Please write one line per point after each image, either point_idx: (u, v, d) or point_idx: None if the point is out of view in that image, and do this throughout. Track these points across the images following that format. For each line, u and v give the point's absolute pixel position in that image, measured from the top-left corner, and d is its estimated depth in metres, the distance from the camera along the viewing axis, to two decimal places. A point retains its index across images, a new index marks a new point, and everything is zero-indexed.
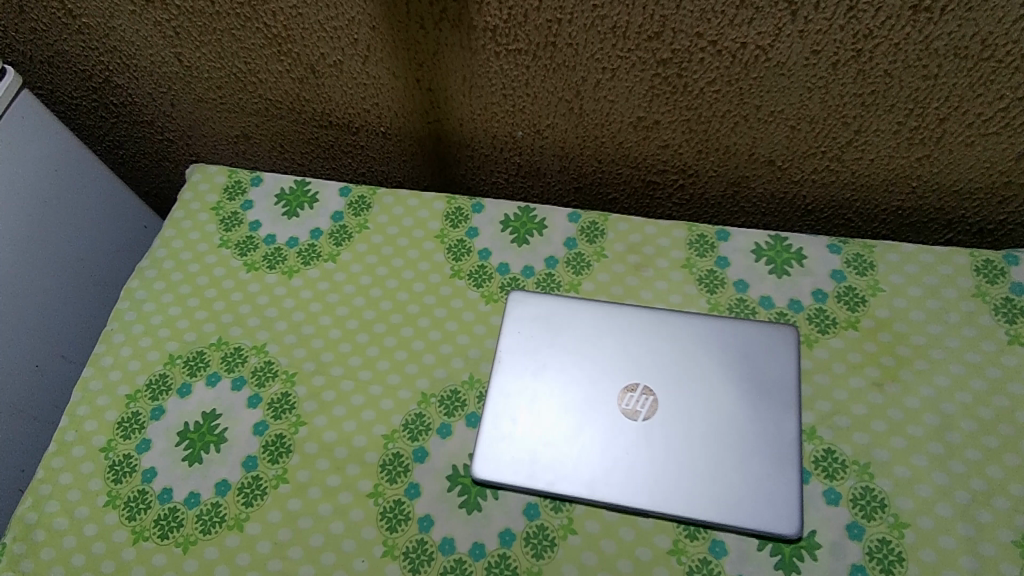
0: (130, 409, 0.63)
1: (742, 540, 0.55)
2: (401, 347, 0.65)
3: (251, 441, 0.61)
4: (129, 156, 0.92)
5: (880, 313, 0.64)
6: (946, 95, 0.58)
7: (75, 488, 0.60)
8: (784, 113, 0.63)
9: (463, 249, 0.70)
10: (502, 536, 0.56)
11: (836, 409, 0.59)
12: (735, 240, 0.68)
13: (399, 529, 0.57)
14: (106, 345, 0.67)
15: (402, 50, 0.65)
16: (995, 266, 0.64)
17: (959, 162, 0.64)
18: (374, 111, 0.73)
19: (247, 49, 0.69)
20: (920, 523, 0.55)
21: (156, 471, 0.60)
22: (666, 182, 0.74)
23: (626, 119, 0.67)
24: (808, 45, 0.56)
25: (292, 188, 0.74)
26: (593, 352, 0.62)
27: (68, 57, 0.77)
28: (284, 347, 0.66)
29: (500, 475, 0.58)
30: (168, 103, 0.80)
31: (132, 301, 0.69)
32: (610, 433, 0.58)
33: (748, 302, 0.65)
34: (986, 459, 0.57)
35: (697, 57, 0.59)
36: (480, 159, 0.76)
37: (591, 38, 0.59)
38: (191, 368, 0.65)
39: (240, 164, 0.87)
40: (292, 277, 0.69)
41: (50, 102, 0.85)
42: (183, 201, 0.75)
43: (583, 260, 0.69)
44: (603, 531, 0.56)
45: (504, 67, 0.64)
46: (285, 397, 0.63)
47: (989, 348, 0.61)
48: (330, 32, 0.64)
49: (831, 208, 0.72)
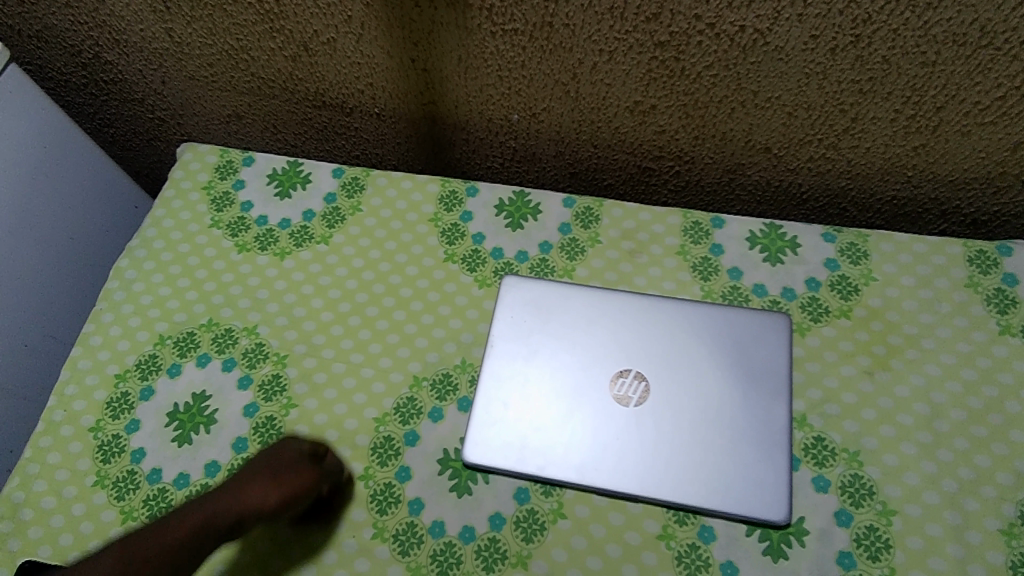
0: (120, 388, 0.63)
1: (731, 526, 0.55)
2: (393, 331, 0.65)
3: (241, 422, 0.61)
4: (120, 135, 0.91)
5: (872, 302, 0.64)
6: (944, 83, 0.58)
7: (63, 468, 0.59)
8: (781, 99, 0.63)
9: (457, 233, 0.69)
10: (492, 520, 0.56)
11: (827, 396, 0.60)
12: (729, 228, 0.68)
13: (389, 511, 0.57)
14: (94, 324, 0.66)
15: (397, 28, 0.64)
16: (988, 257, 0.64)
17: (955, 152, 0.64)
18: (369, 91, 0.72)
19: (239, 25, 0.68)
20: (908, 511, 0.55)
21: (145, 452, 0.60)
22: (661, 169, 0.74)
23: (622, 103, 0.67)
24: (807, 29, 0.55)
25: (284, 168, 0.73)
26: (585, 338, 0.62)
27: (57, 31, 0.76)
28: (275, 329, 0.65)
29: (491, 459, 0.58)
30: (160, 80, 0.78)
31: (121, 281, 0.68)
32: (601, 419, 0.58)
33: (741, 290, 0.65)
34: (974, 449, 0.57)
35: (695, 40, 0.58)
36: (475, 142, 0.76)
37: (588, 19, 0.58)
38: (181, 349, 0.64)
39: (233, 144, 0.86)
40: (284, 259, 0.69)
41: (39, 78, 0.84)
42: (173, 179, 0.74)
43: (577, 245, 0.68)
44: (592, 516, 0.56)
45: (500, 48, 0.63)
46: (276, 379, 0.63)
47: (980, 338, 0.61)
48: (323, 9, 0.63)
49: (826, 197, 0.72)
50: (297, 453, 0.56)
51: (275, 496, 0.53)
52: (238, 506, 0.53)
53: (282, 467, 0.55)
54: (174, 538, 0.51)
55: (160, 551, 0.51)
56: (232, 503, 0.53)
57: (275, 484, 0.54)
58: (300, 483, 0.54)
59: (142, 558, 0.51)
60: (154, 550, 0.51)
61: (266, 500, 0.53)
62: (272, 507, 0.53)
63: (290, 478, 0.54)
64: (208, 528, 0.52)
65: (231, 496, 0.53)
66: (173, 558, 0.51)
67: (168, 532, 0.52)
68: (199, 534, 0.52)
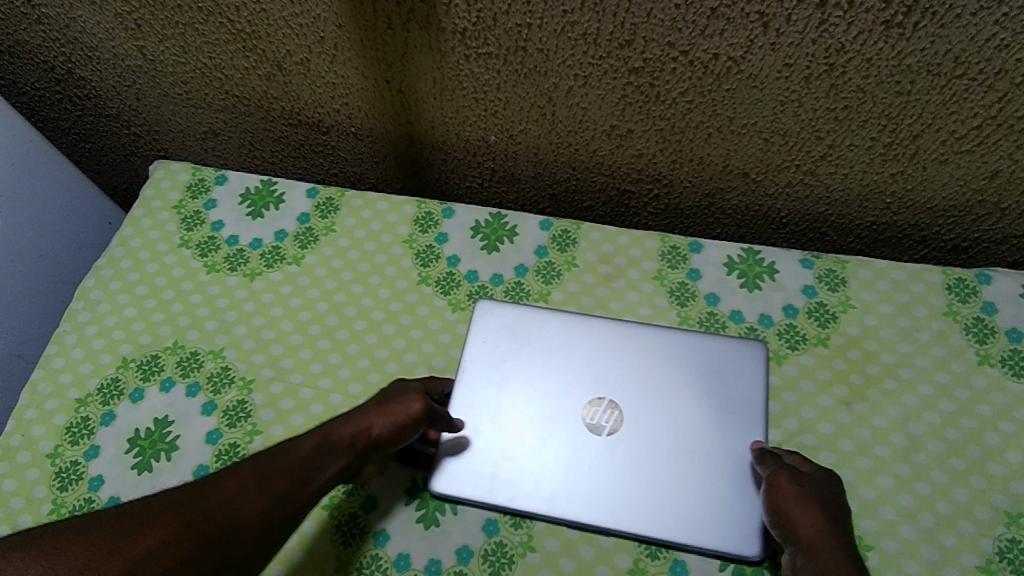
0: (80, 413, 0.61)
1: (704, 562, 0.54)
2: (363, 355, 0.63)
3: (203, 449, 0.59)
4: (96, 150, 0.90)
5: (850, 330, 0.63)
6: (920, 112, 0.57)
7: (19, 495, 0.58)
8: (757, 126, 0.62)
9: (432, 255, 0.68)
10: (459, 553, 0.55)
11: (803, 427, 0.59)
12: (707, 252, 0.67)
13: (354, 543, 0.55)
14: (56, 346, 0.65)
15: (370, 50, 0.63)
16: (967, 285, 0.63)
17: (934, 180, 0.63)
18: (344, 111, 0.72)
19: (212, 44, 0.67)
20: (884, 546, 0.54)
21: (103, 480, 0.58)
22: (641, 192, 0.73)
23: (599, 127, 0.66)
24: (781, 58, 0.55)
25: (257, 187, 0.72)
26: (559, 365, 0.60)
27: (29, 47, 0.74)
28: (243, 353, 0.64)
29: (459, 489, 0.56)
30: (134, 97, 0.77)
31: (86, 301, 0.67)
32: (573, 448, 0.57)
33: (718, 316, 0.64)
34: (953, 482, 0.56)
35: (669, 67, 0.58)
36: (453, 163, 0.75)
37: (561, 44, 0.58)
38: (144, 373, 0.63)
39: (209, 161, 0.86)
40: (253, 280, 0.67)
41: (12, 93, 0.83)
42: (144, 198, 0.73)
43: (553, 269, 0.67)
44: (563, 549, 0.55)
45: (475, 71, 0.62)
46: (241, 405, 0.61)
47: (959, 368, 0.60)
48: (296, 29, 0.62)
49: (806, 222, 0.72)
50: (403, 389, 0.56)
51: (383, 423, 0.53)
52: (349, 431, 0.52)
53: (388, 397, 0.55)
54: (299, 459, 0.50)
55: (287, 470, 0.49)
56: (344, 428, 0.52)
57: (382, 411, 0.53)
58: (407, 411, 0.53)
59: (276, 475, 0.48)
60: (285, 471, 0.49)
61: (375, 426, 0.53)
62: (380, 435, 0.53)
63: (395, 406, 0.54)
64: (328, 452, 0.51)
65: (342, 423, 0.53)
66: (301, 478, 0.49)
67: (291, 454, 0.50)
68: (321, 459, 0.51)
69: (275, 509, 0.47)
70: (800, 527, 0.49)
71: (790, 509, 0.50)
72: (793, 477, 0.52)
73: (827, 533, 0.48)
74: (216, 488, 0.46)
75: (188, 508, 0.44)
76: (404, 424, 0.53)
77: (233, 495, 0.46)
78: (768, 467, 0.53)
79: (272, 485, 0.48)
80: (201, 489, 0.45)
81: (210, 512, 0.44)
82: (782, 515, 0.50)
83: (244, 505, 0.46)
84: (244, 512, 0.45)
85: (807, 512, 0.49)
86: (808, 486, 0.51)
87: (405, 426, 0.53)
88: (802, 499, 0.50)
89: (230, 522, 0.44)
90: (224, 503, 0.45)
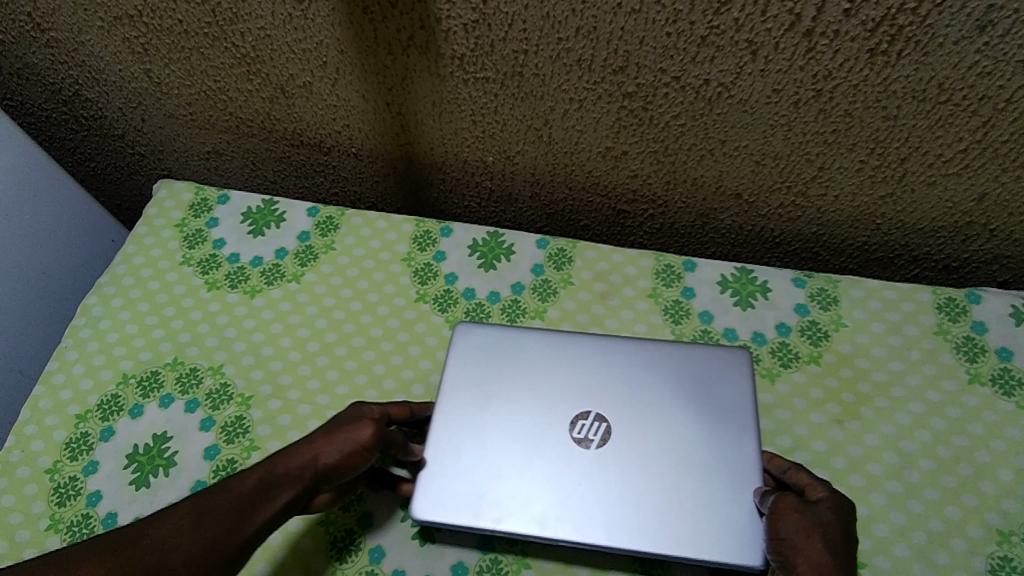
0: (80, 429, 0.62)
1: None
2: (361, 372, 0.64)
3: (201, 465, 0.59)
4: (100, 169, 0.91)
5: (842, 348, 0.64)
6: (907, 135, 0.58)
7: (18, 511, 0.58)
8: (748, 148, 0.63)
9: (430, 273, 0.69)
10: (455, 569, 0.56)
11: (796, 444, 0.59)
12: (701, 271, 0.68)
13: (348, 559, 0.56)
14: (57, 363, 0.65)
15: (371, 74, 0.64)
16: (957, 305, 0.64)
17: (922, 202, 0.65)
18: (345, 132, 0.73)
19: (216, 67, 0.68)
20: (877, 564, 0.54)
21: (102, 495, 0.59)
22: (636, 212, 0.75)
23: (594, 149, 0.67)
24: (770, 83, 0.56)
25: (259, 206, 0.74)
26: (551, 380, 0.61)
27: (37, 70, 0.76)
28: (242, 369, 0.64)
29: (443, 513, 0.56)
30: (139, 118, 0.79)
31: (88, 317, 0.68)
32: (560, 467, 0.57)
33: (712, 334, 0.65)
34: (945, 500, 0.56)
35: (662, 92, 0.59)
36: (452, 183, 0.76)
37: (557, 70, 0.59)
38: (144, 389, 0.64)
39: (212, 180, 0.87)
40: (254, 297, 0.68)
41: (19, 114, 0.84)
42: (147, 217, 0.74)
43: (549, 287, 0.68)
44: (558, 567, 0.56)
45: (473, 95, 0.64)
46: (240, 421, 0.62)
47: (950, 387, 0.61)
48: (298, 54, 0.64)
49: (798, 241, 0.73)
50: (357, 415, 0.56)
51: (332, 451, 0.54)
52: (294, 462, 0.53)
53: (337, 425, 0.56)
54: (240, 494, 0.50)
55: (226, 507, 0.49)
56: (290, 460, 0.53)
57: (330, 440, 0.54)
58: (355, 437, 0.54)
59: (214, 512, 0.49)
60: (224, 507, 0.49)
61: (323, 455, 0.53)
62: (327, 464, 0.53)
63: (343, 434, 0.55)
64: (272, 484, 0.51)
65: (288, 455, 0.53)
66: (242, 513, 0.49)
67: (233, 490, 0.50)
68: (266, 492, 0.51)
69: (214, 546, 0.47)
70: (803, 557, 0.49)
71: (795, 537, 0.49)
72: (791, 501, 0.52)
73: (827, 564, 0.48)
74: (150, 530, 0.47)
75: (120, 552, 0.46)
76: (352, 451, 0.54)
77: (168, 535, 0.47)
78: (769, 497, 0.53)
79: (210, 522, 0.48)
80: (137, 533, 0.47)
81: (140, 555, 0.46)
82: (786, 542, 0.50)
83: (179, 545, 0.47)
84: (178, 551, 0.46)
85: (811, 541, 0.49)
86: (808, 513, 0.51)
87: (354, 452, 0.54)
88: (806, 527, 0.50)
89: (161, 563, 0.45)
90: (158, 544, 0.46)
